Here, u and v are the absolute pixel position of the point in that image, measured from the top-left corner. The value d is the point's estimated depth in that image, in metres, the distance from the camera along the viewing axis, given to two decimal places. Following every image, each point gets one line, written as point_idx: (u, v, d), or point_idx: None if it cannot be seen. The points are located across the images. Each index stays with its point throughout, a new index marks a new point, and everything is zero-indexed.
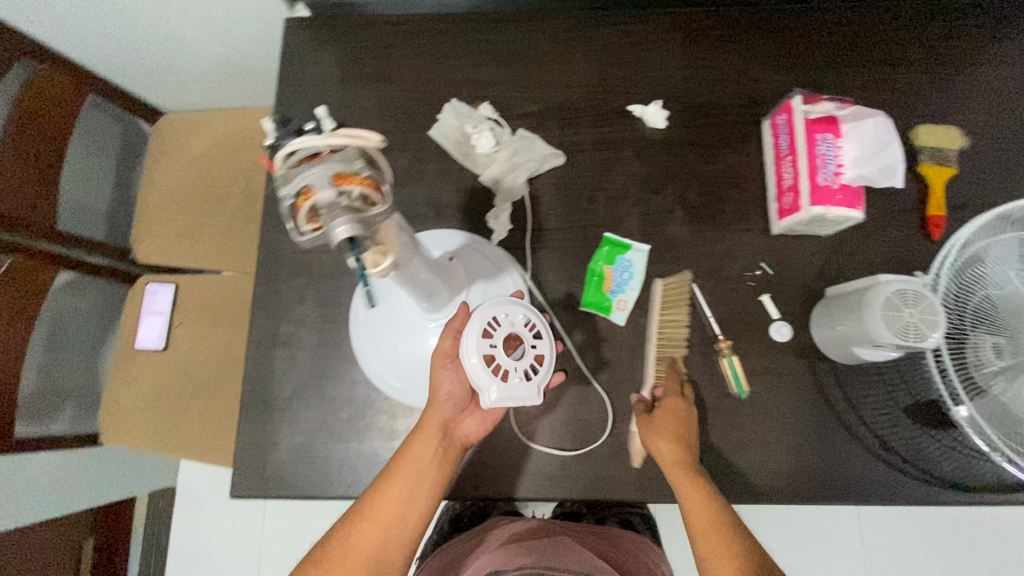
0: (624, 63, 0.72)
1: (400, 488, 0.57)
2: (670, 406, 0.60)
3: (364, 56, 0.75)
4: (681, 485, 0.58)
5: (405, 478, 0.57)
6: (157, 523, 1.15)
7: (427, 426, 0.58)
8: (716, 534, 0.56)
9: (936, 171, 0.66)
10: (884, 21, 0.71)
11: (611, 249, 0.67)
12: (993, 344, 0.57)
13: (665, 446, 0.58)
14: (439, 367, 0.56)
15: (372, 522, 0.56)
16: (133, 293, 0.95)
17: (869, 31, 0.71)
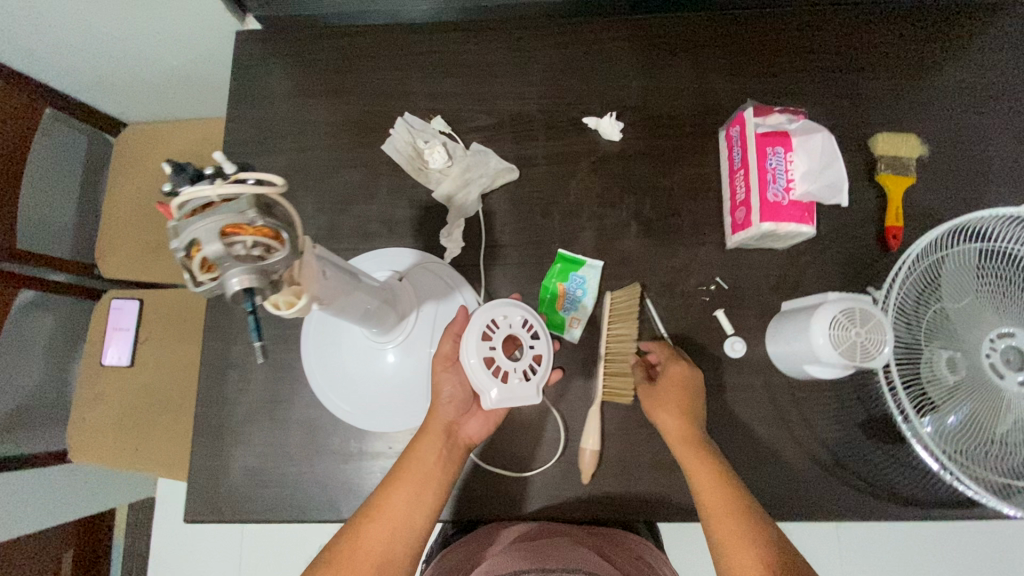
0: (580, 73, 0.71)
1: (406, 491, 0.53)
2: (675, 374, 0.60)
3: (315, 68, 0.73)
4: (689, 460, 0.56)
5: (411, 480, 0.54)
6: (137, 533, 1.17)
7: (431, 429, 0.56)
8: (727, 513, 0.52)
9: (895, 180, 0.65)
10: (845, 27, 0.69)
11: (564, 266, 0.67)
12: (948, 358, 0.55)
13: (671, 418, 0.57)
14: (440, 371, 0.56)
15: (380, 525, 0.52)
16: (99, 310, 0.95)
17: (829, 37, 0.69)
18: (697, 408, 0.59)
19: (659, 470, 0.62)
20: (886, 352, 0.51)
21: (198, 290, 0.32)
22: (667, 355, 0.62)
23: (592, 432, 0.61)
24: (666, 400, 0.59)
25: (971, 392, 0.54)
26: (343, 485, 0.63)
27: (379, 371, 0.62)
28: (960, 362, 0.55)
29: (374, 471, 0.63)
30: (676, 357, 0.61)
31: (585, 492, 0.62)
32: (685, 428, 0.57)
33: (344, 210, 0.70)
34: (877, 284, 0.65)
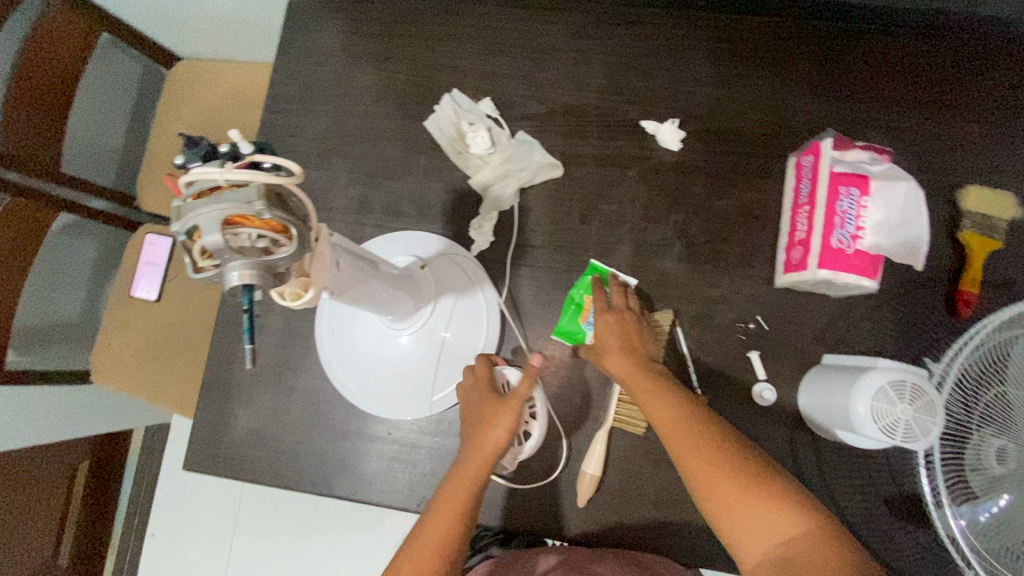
0: (645, 70, 0.65)
1: (456, 513, 0.50)
2: (604, 321, 0.56)
3: (368, 30, 0.70)
4: (643, 400, 0.51)
5: (458, 501, 0.50)
6: (150, 453, 1.24)
7: (480, 448, 0.52)
8: (682, 434, 0.48)
9: (980, 241, 0.58)
10: (952, 58, 0.61)
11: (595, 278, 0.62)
12: (998, 449, 0.50)
13: (618, 362, 0.54)
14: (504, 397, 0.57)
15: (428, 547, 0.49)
16: (134, 241, 0.99)
17: (932, 68, 0.61)
18: (636, 339, 0.55)
19: (660, 508, 0.58)
20: (931, 437, 0.46)
21: (195, 277, 0.30)
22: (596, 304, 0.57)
23: (593, 460, 0.58)
24: (602, 344, 0.55)
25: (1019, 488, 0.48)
26: (336, 463, 0.63)
27: (389, 358, 0.61)
28: (1011, 454, 0.49)
29: (368, 454, 0.62)
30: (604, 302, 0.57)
31: (577, 514, 0.59)
32: (625, 366, 0.53)
33: (377, 183, 0.67)
34: (936, 352, 0.58)
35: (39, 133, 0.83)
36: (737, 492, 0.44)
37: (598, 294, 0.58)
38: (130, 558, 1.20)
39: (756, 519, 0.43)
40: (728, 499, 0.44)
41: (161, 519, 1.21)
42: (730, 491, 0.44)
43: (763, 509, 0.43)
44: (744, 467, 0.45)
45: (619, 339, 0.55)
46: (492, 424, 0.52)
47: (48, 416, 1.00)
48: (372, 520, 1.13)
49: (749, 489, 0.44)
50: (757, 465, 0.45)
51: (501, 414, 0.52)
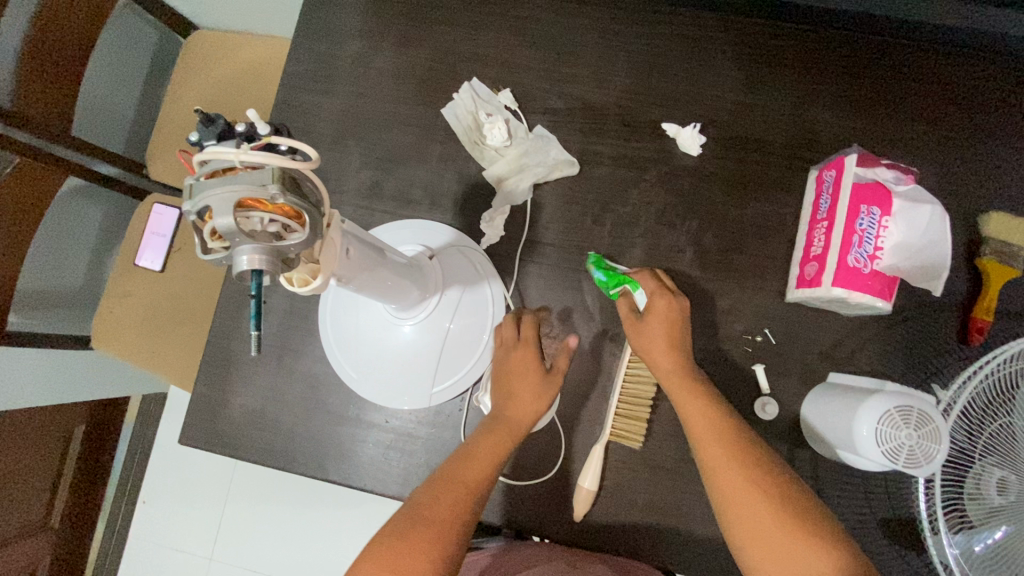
0: (670, 71, 0.64)
1: (480, 463, 0.51)
2: (658, 308, 0.55)
3: (391, 12, 0.68)
4: (683, 398, 0.52)
5: (483, 453, 0.52)
6: (146, 422, 1.24)
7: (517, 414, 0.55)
8: (717, 439, 0.48)
9: (998, 270, 0.56)
10: (985, 79, 0.60)
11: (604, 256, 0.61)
12: (999, 480, 0.50)
13: (662, 352, 0.54)
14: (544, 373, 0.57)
15: (453, 492, 0.48)
16: (142, 210, 0.98)
17: (963, 88, 0.60)
18: (682, 337, 0.54)
19: (654, 515, 0.58)
20: (934, 465, 0.46)
21: (205, 258, 0.30)
22: (651, 287, 0.56)
23: (590, 475, 0.57)
24: (649, 333, 0.55)
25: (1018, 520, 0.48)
26: (331, 447, 0.63)
27: (392, 346, 0.60)
28: (1012, 486, 0.49)
29: (365, 441, 0.62)
30: (660, 286, 0.56)
31: (569, 514, 0.59)
32: (670, 359, 0.53)
33: (390, 168, 0.67)
34: (943, 377, 0.58)
35: (48, 93, 0.81)
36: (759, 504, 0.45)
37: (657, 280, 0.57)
38: (122, 524, 1.21)
39: (785, 546, 0.42)
40: (758, 522, 0.44)
41: (154, 487, 1.22)
42: (751, 499, 0.45)
43: (783, 530, 0.43)
44: (782, 489, 0.45)
45: (670, 333, 0.54)
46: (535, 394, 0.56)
47: (48, 380, 1.00)
48: (362, 505, 1.13)
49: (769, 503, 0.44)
50: (786, 488, 0.45)
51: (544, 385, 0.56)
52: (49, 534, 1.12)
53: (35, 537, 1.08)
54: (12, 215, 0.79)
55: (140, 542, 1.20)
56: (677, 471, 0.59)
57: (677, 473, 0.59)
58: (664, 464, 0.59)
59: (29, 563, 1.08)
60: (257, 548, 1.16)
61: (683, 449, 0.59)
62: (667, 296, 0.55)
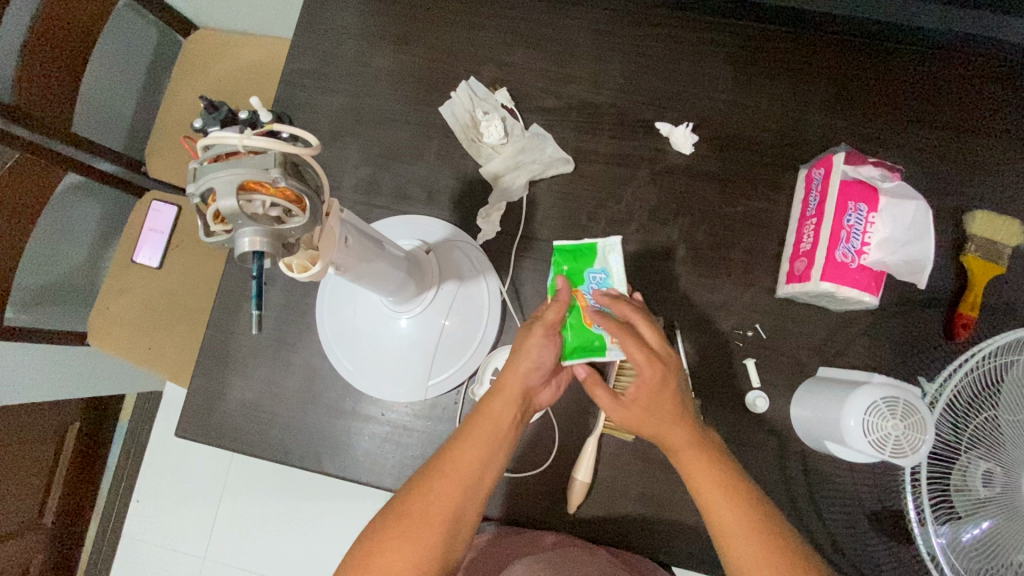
0: (663, 72, 0.65)
1: (480, 447, 0.48)
2: (646, 386, 0.49)
3: (390, 12, 0.70)
4: (698, 482, 0.47)
5: (484, 436, 0.49)
6: (141, 420, 1.24)
7: (507, 384, 0.50)
8: (713, 497, 0.46)
9: (981, 266, 0.58)
10: (969, 82, 0.61)
11: (570, 266, 0.57)
12: (985, 471, 0.50)
13: (666, 429, 0.48)
14: (539, 334, 0.50)
15: (448, 484, 0.47)
16: (140, 208, 0.99)
17: (948, 91, 0.62)
18: (682, 400, 0.49)
19: (646, 507, 0.59)
20: (920, 455, 0.47)
21: (208, 241, 0.30)
22: (637, 360, 0.48)
23: (584, 466, 0.58)
24: (641, 412, 0.49)
25: (1002, 512, 0.49)
26: (327, 440, 0.63)
27: (389, 339, 0.61)
28: (998, 478, 0.50)
29: (361, 433, 0.63)
30: (649, 358, 0.48)
31: (562, 505, 0.60)
32: (665, 430, 0.48)
33: (388, 165, 0.67)
34: (929, 372, 0.59)
35: (48, 90, 0.82)
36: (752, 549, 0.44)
37: (640, 347, 0.48)
38: (115, 522, 1.21)
39: None
40: None
41: (148, 486, 1.22)
42: (747, 551, 0.44)
43: None
44: None
45: (664, 406, 0.48)
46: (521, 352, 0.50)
47: (43, 376, 1.00)
48: (356, 505, 1.13)
49: (763, 551, 0.44)
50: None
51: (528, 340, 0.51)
52: (42, 532, 1.11)
53: (28, 534, 1.08)
54: (9, 211, 0.79)
55: (133, 540, 1.20)
56: (668, 463, 0.59)
57: (669, 465, 0.59)
58: (656, 457, 0.60)
59: (21, 561, 1.07)
60: (251, 546, 1.16)
61: None
62: (654, 368, 0.48)
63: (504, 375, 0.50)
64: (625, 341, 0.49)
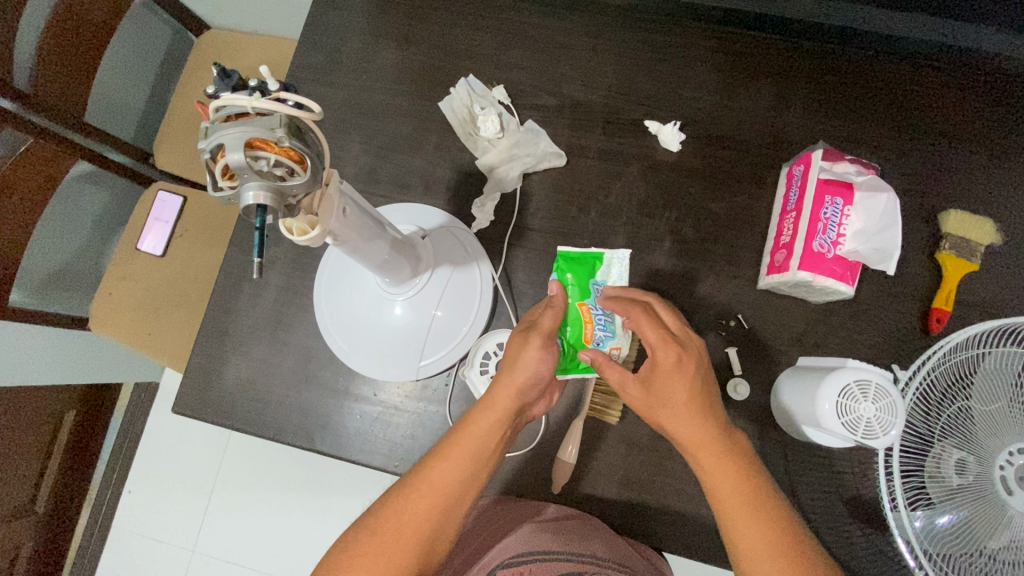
0: (652, 73, 0.68)
1: (458, 467, 0.47)
2: (662, 361, 0.47)
3: (395, 11, 0.73)
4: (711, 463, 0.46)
5: (464, 455, 0.47)
6: (137, 409, 1.25)
7: (495, 401, 0.49)
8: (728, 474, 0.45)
9: (955, 263, 0.60)
10: (943, 91, 0.65)
11: (573, 274, 0.60)
12: (958, 460, 0.49)
13: (687, 420, 0.46)
14: (535, 344, 0.50)
15: (422, 503, 0.46)
16: (146, 198, 1.01)
17: (924, 98, 0.65)
18: (699, 378, 0.47)
19: (629, 489, 0.60)
20: (891, 436, 0.48)
21: (216, 195, 0.33)
22: (651, 338, 0.47)
23: (571, 444, 0.60)
24: (658, 395, 0.47)
25: (974, 500, 0.48)
26: (319, 418, 0.65)
27: (382, 320, 0.63)
28: (971, 467, 0.48)
29: (353, 412, 0.64)
30: (663, 334, 0.47)
31: (547, 486, 0.61)
32: (684, 412, 0.46)
33: (388, 156, 0.70)
34: (905, 364, 0.61)
35: (64, 80, 0.86)
36: (756, 537, 0.44)
37: (651, 322, 0.48)
38: (106, 510, 1.21)
39: None
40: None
41: (141, 474, 1.23)
42: (752, 537, 0.44)
43: None
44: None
45: (684, 382, 0.46)
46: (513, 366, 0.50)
47: (44, 359, 1.02)
48: (345, 499, 1.14)
49: (764, 539, 0.44)
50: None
51: (523, 354, 0.50)
52: (33, 517, 1.12)
53: (19, 519, 1.08)
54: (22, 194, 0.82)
55: (123, 530, 1.20)
56: (652, 447, 0.61)
57: (652, 449, 0.61)
58: (640, 441, 0.61)
59: (11, 546, 1.08)
60: (240, 537, 1.16)
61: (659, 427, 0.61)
62: (668, 343, 0.47)
63: (494, 390, 0.49)
64: (637, 318, 0.49)
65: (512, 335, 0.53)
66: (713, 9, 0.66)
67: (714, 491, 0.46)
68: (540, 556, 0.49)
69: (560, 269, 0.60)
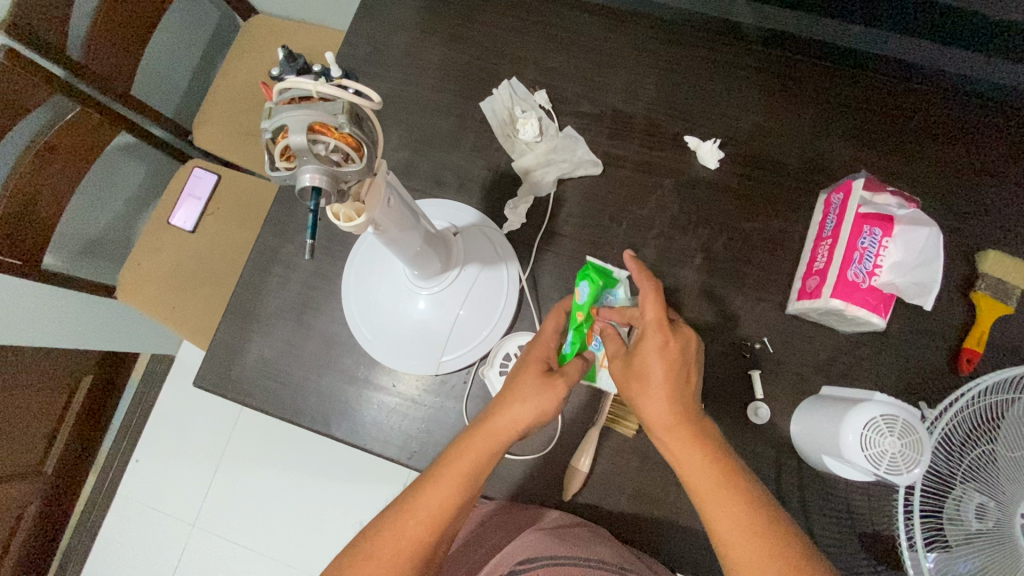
0: (695, 89, 0.68)
1: (454, 492, 0.46)
2: (648, 340, 0.46)
3: (443, 9, 0.74)
4: (684, 460, 0.44)
5: (460, 481, 0.46)
6: (152, 381, 1.28)
7: (493, 428, 0.48)
8: (706, 479, 0.43)
9: (990, 304, 0.59)
10: (986, 123, 0.64)
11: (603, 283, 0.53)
12: (978, 505, 0.48)
13: (660, 406, 0.46)
14: (531, 379, 0.50)
15: (419, 528, 0.45)
16: (183, 174, 1.03)
17: (965, 129, 0.64)
18: (686, 367, 0.47)
19: (641, 505, 0.60)
20: (914, 474, 0.47)
21: (272, 174, 0.34)
22: (653, 315, 0.47)
23: (586, 455, 0.60)
24: (638, 369, 0.47)
25: (992, 547, 0.46)
26: (337, 405, 0.65)
27: (406, 313, 0.63)
28: (991, 513, 0.47)
29: (370, 401, 0.65)
30: (663, 318, 0.47)
31: (556, 494, 0.61)
32: (658, 392, 0.46)
33: (425, 152, 0.71)
34: (931, 402, 0.60)
35: (113, 53, 0.88)
36: (739, 536, 0.41)
37: (660, 301, 0.47)
38: (113, 477, 1.24)
39: None
40: None
41: (150, 445, 1.25)
42: (732, 527, 0.42)
43: None
44: None
45: (665, 365, 0.46)
46: (513, 398, 0.49)
47: (71, 323, 1.04)
48: (345, 488, 1.15)
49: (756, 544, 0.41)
50: None
51: (523, 387, 0.49)
52: (43, 478, 1.14)
53: (30, 478, 1.11)
54: (67, 160, 0.84)
55: (128, 498, 1.22)
56: (665, 463, 0.60)
57: (665, 464, 0.60)
58: (655, 457, 0.61)
59: (18, 504, 1.10)
60: (241, 515, 1.17)
61: None
62: (665, 330, 0.46)
63: (494, 420, 0.48)
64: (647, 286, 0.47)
65: (512, 371, 0.52)
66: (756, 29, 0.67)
67: (693, 481, 0.44)
68: (544, 561, 0.49)
69: (591, 277, 0.52)
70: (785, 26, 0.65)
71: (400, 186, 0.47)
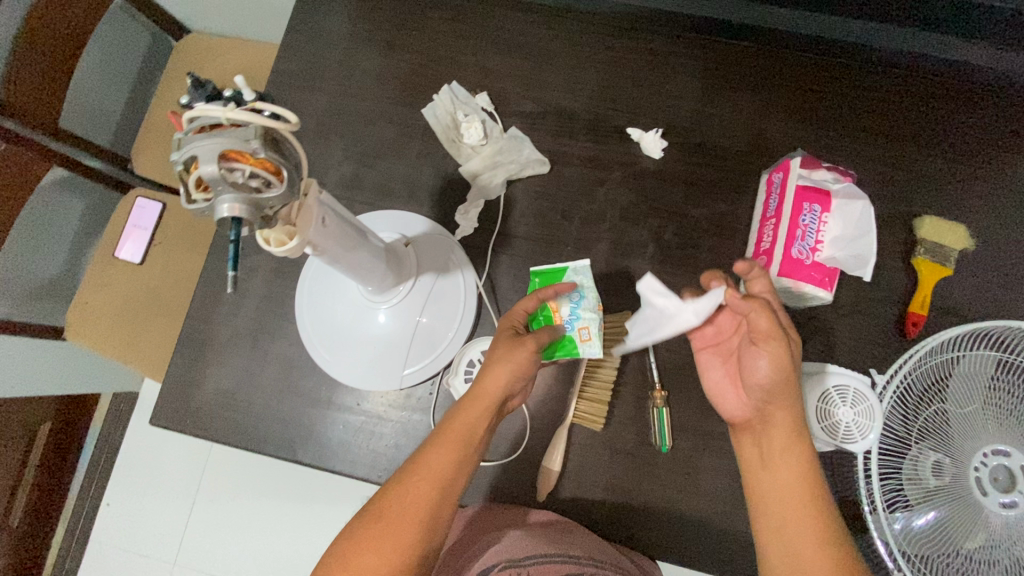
0: (635, 80, 0.69)
1: (451, 451, 0.48)
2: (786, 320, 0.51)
3: (377, 17, 0.73)
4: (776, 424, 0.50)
5: (459, 438, 0.48)
6: (117, 419, 1.24)
7: (481, 394, 0.50)
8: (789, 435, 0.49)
9: (931, 268, 0.61)
10: (948, 106, 0.66)
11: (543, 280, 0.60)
12: (935, 462, 0.49)
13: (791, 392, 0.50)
14: (501, 346, 0.52)
15: (423, 486, 0.46)
16: (125, 204, 1.00)
17: (922, 111, 0.66)
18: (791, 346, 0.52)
19: (615, 496, 0.60)
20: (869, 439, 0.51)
21: (190, 207, 0.33)
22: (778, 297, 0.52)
23: (556, 455, 0.60)
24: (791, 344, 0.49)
25: (951, 501, 0.47)
26: (301, 429, 0.64)
27: (365, 329, 0.62)
28: (947, 469, 0.48)
29: (335, 422, 0.64)
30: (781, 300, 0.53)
31: (531, 494, 0.61)
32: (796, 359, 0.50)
33: (371, 163, 0.70)
34: (883, 367, 0.62)
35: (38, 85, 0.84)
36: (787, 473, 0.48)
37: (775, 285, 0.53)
38: (82, 523, 1.19)
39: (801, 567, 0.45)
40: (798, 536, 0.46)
41: (118, 486, 1.20)
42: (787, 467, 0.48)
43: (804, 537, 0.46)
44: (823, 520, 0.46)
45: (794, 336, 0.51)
46: (495, 363, 0.51)
47: (20, 368, 1.00)
48: (325, 510, 1.13)
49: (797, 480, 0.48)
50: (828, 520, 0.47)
51: (502, 351, 0.51)
52: None
53: None
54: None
55: (99, 543, 1.17)
56: (634, 453, 0.61)
57: (634, 454, 0.61)
58: (624, 447, 0.61)
59: None
60: (220, 548, 1.14)
61: (641, 431, 0.61)
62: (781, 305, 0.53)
63: (482, 385, 0.50)
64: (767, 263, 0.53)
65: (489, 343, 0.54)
66: (733, 25, 0.67)
67: (776, 438, 0.49)
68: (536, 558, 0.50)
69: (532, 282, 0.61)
70: (763, 19, 0.65)
71: (334, 202, 0.46)
